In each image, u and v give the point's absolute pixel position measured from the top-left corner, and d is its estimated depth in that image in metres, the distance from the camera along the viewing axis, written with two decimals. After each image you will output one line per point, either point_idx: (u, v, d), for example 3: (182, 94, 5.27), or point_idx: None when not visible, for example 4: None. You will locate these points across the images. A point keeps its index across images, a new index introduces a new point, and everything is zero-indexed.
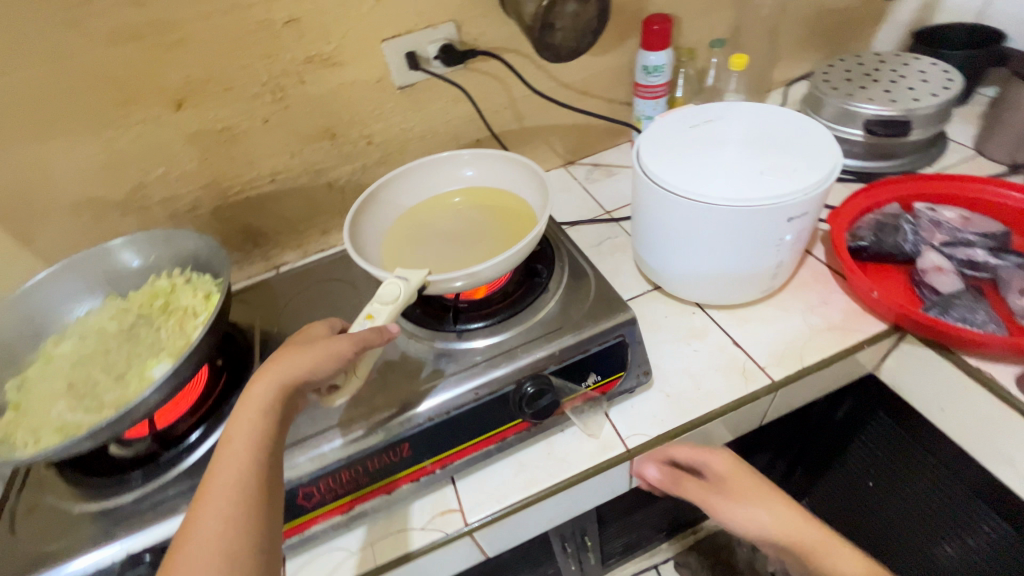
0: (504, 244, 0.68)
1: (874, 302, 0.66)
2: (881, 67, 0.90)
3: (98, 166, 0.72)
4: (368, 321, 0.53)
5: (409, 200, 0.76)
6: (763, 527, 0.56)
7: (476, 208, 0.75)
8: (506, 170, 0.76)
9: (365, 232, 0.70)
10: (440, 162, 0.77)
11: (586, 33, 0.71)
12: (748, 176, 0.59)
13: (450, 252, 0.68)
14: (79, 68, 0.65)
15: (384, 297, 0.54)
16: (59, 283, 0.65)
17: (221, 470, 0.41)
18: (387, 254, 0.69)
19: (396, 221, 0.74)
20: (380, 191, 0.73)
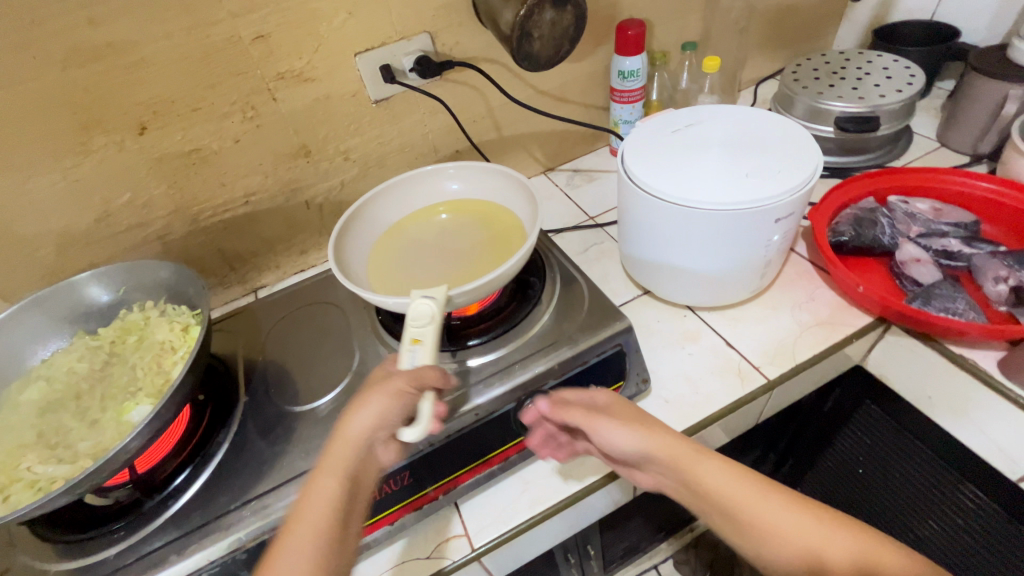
0: (495, 257, 0.67)
1: (859, 296, 0.68)
2: (846, 64, 0.93)
3: (57, 197, 0.68)
4: (416, 345, 0.50)
5: (394, 217, 0.75)
6: (638, 443, 0.51)
7: (464, 222, 0.73)
8: (493, 182, 0.75)
9: (351, 253, 0.68)
10: (425, 176, 0.76)
11: (564, 41, 0.71)
12: (735, 178, 0.59)
13: (440, 270, 0.67)
14: (32, 93, 0.61)
15: (419, 318, 0.52)
16: (23, 323, 0.61)
17: (291, 557, 0.40)
18: (374, 274, 0.68)
19: (381, 240, 0.72)
20: (362, 209, 0.72)
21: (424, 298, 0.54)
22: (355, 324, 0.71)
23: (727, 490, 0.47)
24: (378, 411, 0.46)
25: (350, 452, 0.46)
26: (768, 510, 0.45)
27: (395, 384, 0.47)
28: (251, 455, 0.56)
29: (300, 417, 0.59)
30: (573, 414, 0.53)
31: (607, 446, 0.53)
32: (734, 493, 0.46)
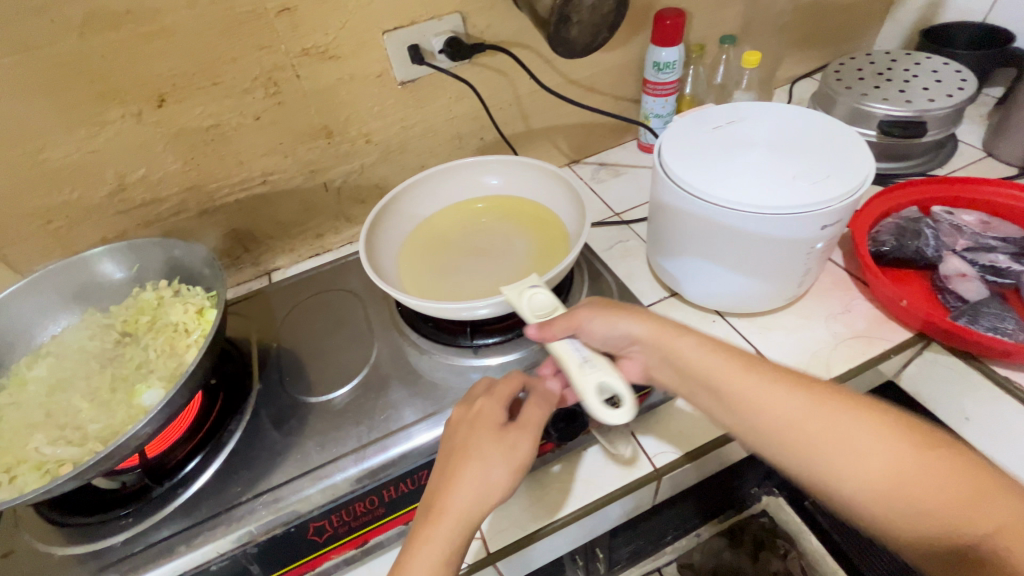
0: (534, 262, 0.66)
1: (901, 310, 0.65)
2: (892, 66, 0.89)
3: (72, 168, 0.66)
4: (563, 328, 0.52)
5: (427, 209, 0.73)
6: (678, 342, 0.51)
7: (501, 220, 0.72)
8: (534, 179, 0.72)
9: (382, 247, 0.67)
10: (464, 168, 0.73)
11: (603, 28, 0.68)
12: (780, 180, 0.56)
13: (475, 270, 0.66)
14: (49, 59, 0.58)
15: (543, 309, 0.53)
16: (33, 297, 0.59)
17: None
18: (405, 270, 0.66)
19: (415, 233, 0.71)
20: (395, 202, 0.70)
21: (534, 289, 0.54)
22: (373, 314, 0.69)
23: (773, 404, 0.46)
24: (506, 469, 0.45)
25: (467, 519, 0.43)
26: (858, 446, 0.43)
27: (523, 439, 0.47)
28: (264, 445, 0.55)
29: (315, 408, 0.58)
30: (556, 323, 0.51)
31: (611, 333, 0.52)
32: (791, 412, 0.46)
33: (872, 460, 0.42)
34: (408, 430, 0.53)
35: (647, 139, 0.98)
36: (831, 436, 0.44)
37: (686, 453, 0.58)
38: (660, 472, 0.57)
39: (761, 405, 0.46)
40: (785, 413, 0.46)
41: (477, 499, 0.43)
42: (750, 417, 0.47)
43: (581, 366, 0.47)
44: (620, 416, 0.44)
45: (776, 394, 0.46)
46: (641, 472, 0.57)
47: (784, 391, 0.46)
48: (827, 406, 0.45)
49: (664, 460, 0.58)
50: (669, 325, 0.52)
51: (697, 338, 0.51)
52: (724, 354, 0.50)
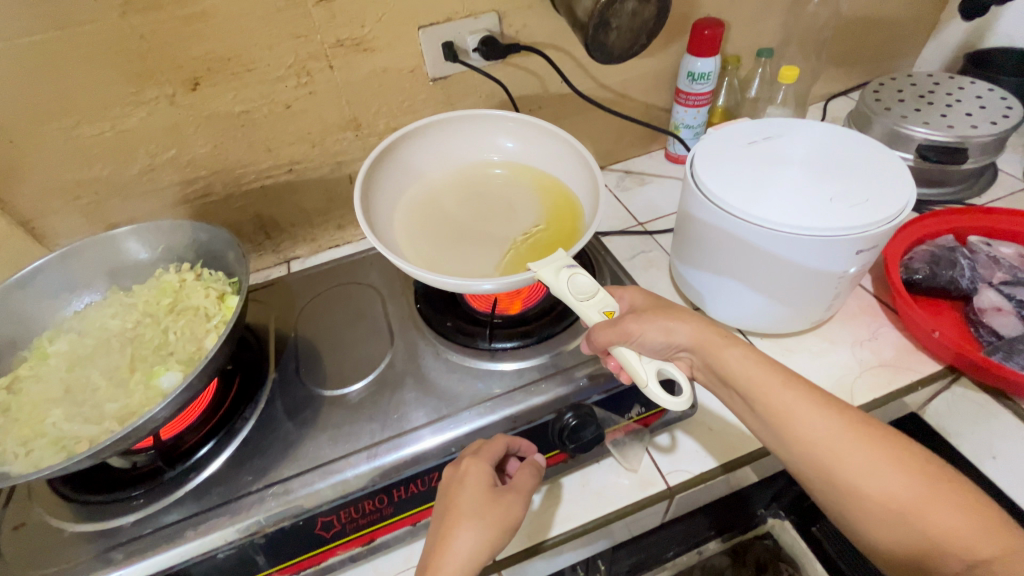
0: (537, 234, 0.65)
1: (933, 342, 0.63)
2: (934, 89, 0.87)
3: (103, 146, 0.66)
4: (613, 316, 0.51)
5: (433, 167, 0.72)
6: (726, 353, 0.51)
7: (511, 187, 0.71)
8: (546, 146, 0.71)
9: (380, 200, 0.66)
10: (480, 121, 0.72)
11: (641, 34, 0.67)
12: (814, 201, 0.55)
13: (477, 238, 0.65)
14: (91, 37, 0.59)
15: (585, 292, 0.52)
16: (60, 272, 0.59)
17: None
18: (403, 227, 0.66)
19: (418, 190, 0.70)
20: (395, 153, 0.69)
21: (572, 270, 0.52)
22: (391, 309, 0.68)
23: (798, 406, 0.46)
24: (501, 530, 0.44)
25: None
26: (877, 470, 0.43)
27: (515, 499, 0.47)
28: (278, 435, 0.55)
29: (329, 402, 0.57)
30: (604, 335, 0.50)
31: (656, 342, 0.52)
32: (819, 424, 0.45)
33: (891, 484, 0.42)
34: (417, 432, 0.53)
35: (675, 149, 0.97)
36: (854, 458, 0.44)
37: (700, 473, 0.57)
38: (673, 491, 0.56)
39: (793, 419, 0.46)
40: (814, 431, 0.45)
41: (473, 557, 0.42)
42: (781, 429, 0.47)
43: (640, 356, 0.49)
44: (682, 404, 0.45)
45: (809, 410, 0.46)
46: (654, 489, 0.56)
47: (817, 409, 0.46)
48: (855, 428, 0.45)
49: (677, 478, 0.57)
50: (718, 333, 0.51)
51: (744, 350, 0.50)
52: (767, 366, 0.49)
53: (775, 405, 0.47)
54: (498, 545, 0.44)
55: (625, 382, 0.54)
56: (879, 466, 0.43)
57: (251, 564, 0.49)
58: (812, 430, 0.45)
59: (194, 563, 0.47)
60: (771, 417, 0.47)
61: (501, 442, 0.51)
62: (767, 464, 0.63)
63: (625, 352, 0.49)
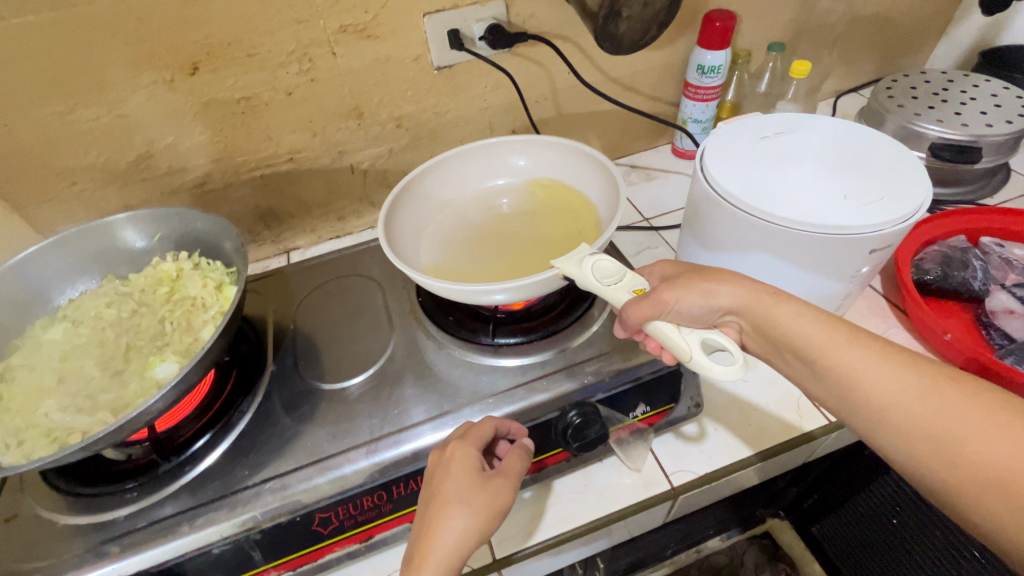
0: (561, 246, 0.63)
1: (943, 345, 0.62)
2: (948, 87, 0.85)
3: (100, 131, 0.65)
4: (644, 292, 0.51)
5: (455, 189, 0.71)
6: (774, 323, 0.48)
7: (532, 202, 0.70)
8: (562, 161, 0.71)
9: (405, 224, 0.65)
10: (489, 148, 0.71)
11: (653, 25, 0.65)
12: (831, 199, 0.53)
13: (500, 253, 0.64)
14: (87, 18, 0.57)
15: (611, 275, 0.51)
16: (54, 260, 0.58)
17: None
18: (428, 250, 0.65)
19: (441, 213, 0.70)
20: (418, 179, 0.68)
21: (596, 257, 0.52)
22: (392, 303, 0.67)
23: (861, 368, 0.43)
24: (488, 515, 0.43)
25: (450, 567, 0.40)
26: (965, 435, 0.38)
27: (503, 481, 0.46)
28: (276, 430, 0.54)
29: (329, 396, 0.56)
30: (637, 312, 0.48)
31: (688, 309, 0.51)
32: (889, 387, 0.42)
33: (990, 446, 0.37)
34: (418, 428, 0.52)
35: (683, 144, 0.95)
36: (939, 419, 0.39)
37: (705, 474, 0.56)
38: (677, 491, 0.55)
39: (863, 380, 0.43)
40: (889, 390, 0.42)
41: (460, 544, 0.41)
42: (847, 389, 0.44)
43: (678, 328, 0.47)
44: (736, 372, 0.43)
45: (881, 369, 0.43)
46: (658, 489, 0.55)
47: (893, 368, 0.42)
48: (937, 387, 0.41)
49: (682, 479, 0.56)
50: (765, 291, 0.50)
51: (791, 313, 0.47)
52: (827, 326, 0.46)
53: (841, 364, 0.44)
54: (486, 529, 0.42)
55: (668, 361, 0.51)
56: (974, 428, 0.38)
57: (247, 560, 0.48)
58: (884, 390, 0.42)
59: (188, 558, 0.46)
60: (837, 381, 0.44)
61: (488, 424, 0.49)
62: (773, 465, 0.61)
63: (663, 328, 0.47)
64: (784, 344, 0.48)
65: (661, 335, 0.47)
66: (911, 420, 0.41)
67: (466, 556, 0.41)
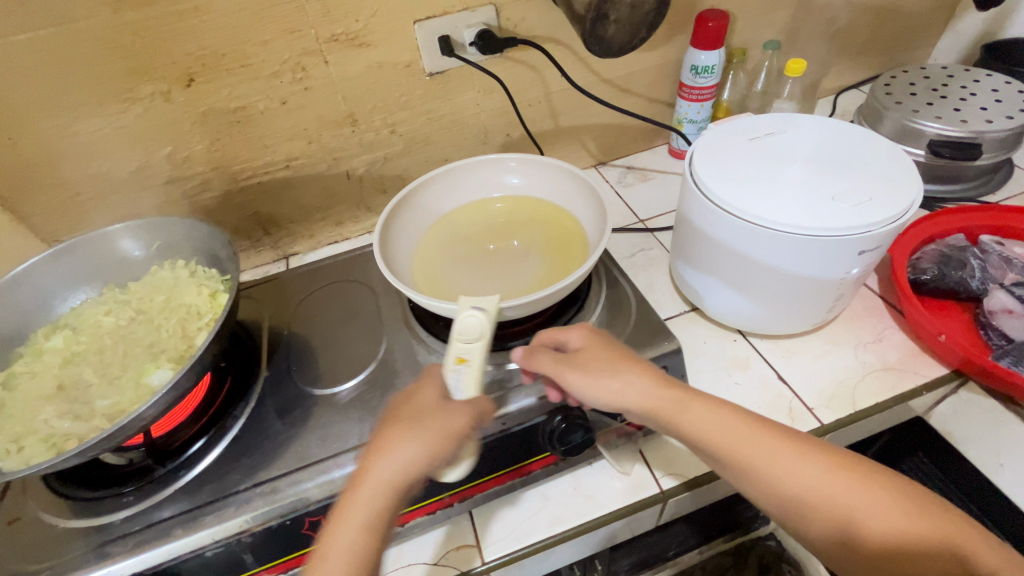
0: (547, 268, 0.64)
1: (938, 345, 0.61)
2: (948, 83, 0.84)
3: (100, 143, 0.66)
4: (461, 363, 0.48)
5: (450, 205, 0.72)
6: (694, 426, 0.47)
7: (522, 219, 0.70)
8: (556, 180, 0.71)
9: (398, 239, 0.66)
10: (484, 165, 0.72)
11: (641, 27, 0.65)
12: (818, 201, 0.53)
13: (491, 273, 0.65)
14: (85, 33, 0.59)
15: (468, 332, 0.51)
16: (56, 269, 0.60)
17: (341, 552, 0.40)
18: (420, 265, 0.66)
19: (434, 228, 0.70)
20: (413, 194, 0.69)
21: (473, 310, 0.52)
22: (385, 309, 0.68)
23: (765, 459, 0.45)
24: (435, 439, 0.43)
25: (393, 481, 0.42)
26: (864, 510, 0.42)
27: (399, 434, 0.44)
28: (268, 434, 0.55)
29: (320, 401, 0.57)
30: (537, 364, 0.51)
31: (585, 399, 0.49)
32: (791, 479, 0.44)
33: (882, 518, 0.42)
34: None
35: (678, 145, 0.95)
36: (844, 498, 0.43)
37: (694, 477, 0.56)
38: (667, 495, 0.55)
39: (773, 474, 0.44)
40: (793, 480, 0.44)
41: (403, 466, 0.42)
42: (761, 484, 0.45)
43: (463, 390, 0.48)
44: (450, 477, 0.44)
45: (793, 460, 0.45)
46: (647, 493, 0.55)
47: (793, 455, 0.45)
48: (835, 469, 0.44)
49: (671, 482, 0.56)
50: (674, 397, 0.48)
51: (704, 408, 0.47)
52: (732, 419, 0.47)
53: (742, 454, 0.45)
54: (408, 474, 0.42)
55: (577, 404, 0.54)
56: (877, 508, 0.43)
57: (239, 563, 0.49)
58: (793, 479, 0.44)
59: (181, 560, 0.48)
60: (746, 474, 0.45)
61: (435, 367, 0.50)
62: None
63: (455, 381, 0.48)
64: (690, 442, 0.48)
65: (444, 377, 0.48)
66: (825, 501, 0.43)
67: (406, 488, 0.42)
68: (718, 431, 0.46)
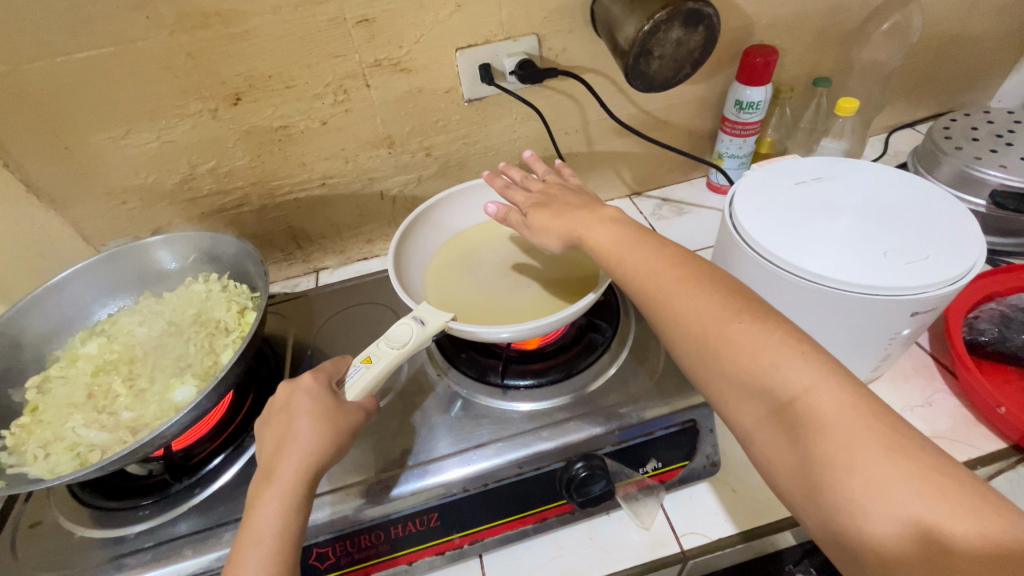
0: (563, 290, 0.62)
1: (996, 417, 0.56)
2: (1014, 129, 0.79)
3: (148, 156, 0.69)
4: (363, 361, 0.50)
5: (464, 224, 0.72)
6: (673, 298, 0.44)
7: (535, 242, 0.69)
8: None
9: (412, 255, 0.66)
10: None
11: (686, 64, 0.64)
12: (869, 256, 0.50)
13: (511, 290, 0.63)
14: (142, 53, 0.61)
15: (393, 341, 0.50)
16: (97, 277, 0.62)
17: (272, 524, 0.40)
18: (433, 283, 0.64)
19: (448, 246, 0.70)
20: (432, 209, 0.69)
21: (412, 320, 0.51)
22: None
23: (757, 340, 0.39)
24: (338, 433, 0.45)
25: (313, 461, 0.43)
26: (847, 423, 0.34)
27: (303, 421, 0.45)
28: None
29: None
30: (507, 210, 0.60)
31: (541, 228, 0.56)
32: (754, 354, 0.38)
33: (844, 424, 0.34)
34: (442, 462, 0.51)
35: (717, 179, 0.93)
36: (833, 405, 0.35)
37: (718, 540, 0.53)
38: (688, 556, 0.52)
39: (739, 349, 0.39)
40: (759, 351, 0.38)
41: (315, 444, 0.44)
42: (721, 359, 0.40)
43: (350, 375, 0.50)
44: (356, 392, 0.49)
45: (772, 344, 0.38)
46: (666, 552, 0.52)
47: (765, 340, 0.39)
48: (840, 381, 0.36)
49: (693, 542, 0.53)
50: (667, 278, 0.45)
51: (705, 298, 0.43)
52: (714, 297, 0.43)
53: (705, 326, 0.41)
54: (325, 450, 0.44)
55: (577, 182, 0.64)
56: (808, 376, 0.36)
57: None
58: (758, 354, 0.38)
59: None
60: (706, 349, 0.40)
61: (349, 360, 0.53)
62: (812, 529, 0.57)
63: (353, 374, 0.50)
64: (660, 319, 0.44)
65: (351, 365, 0.51)
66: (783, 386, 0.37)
67: (315, 468, 0.44)
68: (687, 299, 0.43)
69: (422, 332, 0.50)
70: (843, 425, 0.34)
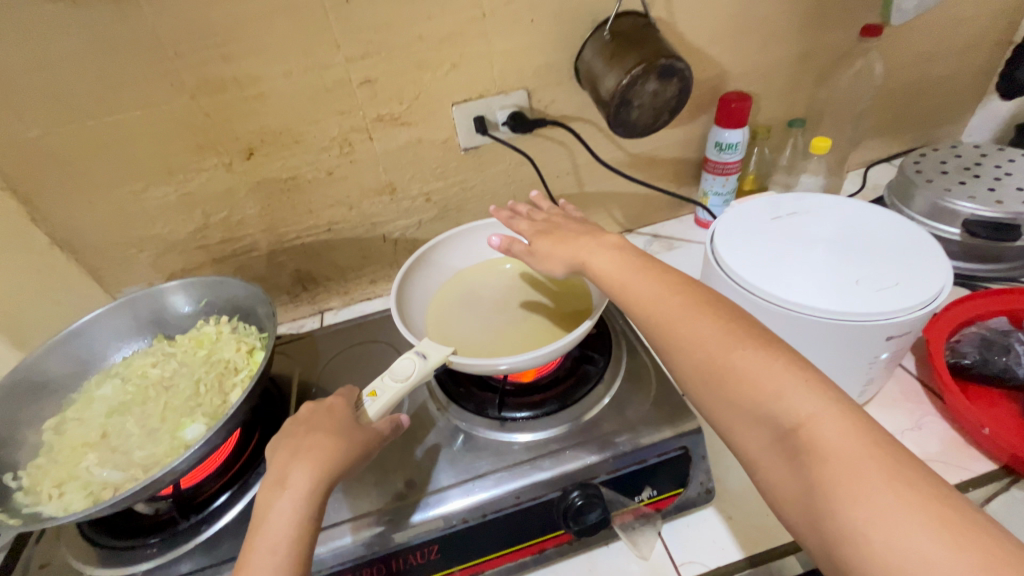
0: (556, 326, 0.65)
1: (982, 438, 0.57)
2: (981, 162, 0.83)
3: (165, 207, 0.74)
4: (369, 395, 0.52)
5: (463, 263, 0.75)
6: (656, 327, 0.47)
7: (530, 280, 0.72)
8: None
9: (412, 295, 0.69)
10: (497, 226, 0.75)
11: (664, 111, 0.70)
12: (843, 284, 0.53)
13: (507, 324, 0.66)
14: (164, 115, 0.66)
15: (396, 375, 0.52)
16: (114, 321, 0.66)
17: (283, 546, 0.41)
18: (433, 319, 0.67)
19: (448, 284, 0.73)
20: (431, 251, 0.73)
21: (414, 354, 0.54)
22: None
23: (758, 371, 0.41)
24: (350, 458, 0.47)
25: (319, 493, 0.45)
26: (850, 454, 0.35)
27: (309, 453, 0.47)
28: None
29: None
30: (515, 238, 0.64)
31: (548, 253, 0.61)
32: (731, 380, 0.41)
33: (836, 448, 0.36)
34: (446, 493, 0.53)
35: (703, 216, 0.97)
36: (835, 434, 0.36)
37: (717, 568, 0.53)
38: None
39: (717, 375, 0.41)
40: (754, 375, 0.41)
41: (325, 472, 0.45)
42: None
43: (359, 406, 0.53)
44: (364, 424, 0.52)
45: (767, 368, 0.41)
46: None
47: (741, 366, 0.41)
48: (844, 412, 0.37)
49: (691, 571, 0.53)
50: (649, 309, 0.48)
51: (684, 329, 0.46)
52: (693, 327, 0.46)
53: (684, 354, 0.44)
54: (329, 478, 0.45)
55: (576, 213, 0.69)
56: (813, 405, 0.38)
57: None
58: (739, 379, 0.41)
59: None
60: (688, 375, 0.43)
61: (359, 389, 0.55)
62: None
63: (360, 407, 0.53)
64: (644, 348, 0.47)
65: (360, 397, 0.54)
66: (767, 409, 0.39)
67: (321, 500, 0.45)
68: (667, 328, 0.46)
69: (424, 367, 0.53)
70: (844, 454, 0.35)
